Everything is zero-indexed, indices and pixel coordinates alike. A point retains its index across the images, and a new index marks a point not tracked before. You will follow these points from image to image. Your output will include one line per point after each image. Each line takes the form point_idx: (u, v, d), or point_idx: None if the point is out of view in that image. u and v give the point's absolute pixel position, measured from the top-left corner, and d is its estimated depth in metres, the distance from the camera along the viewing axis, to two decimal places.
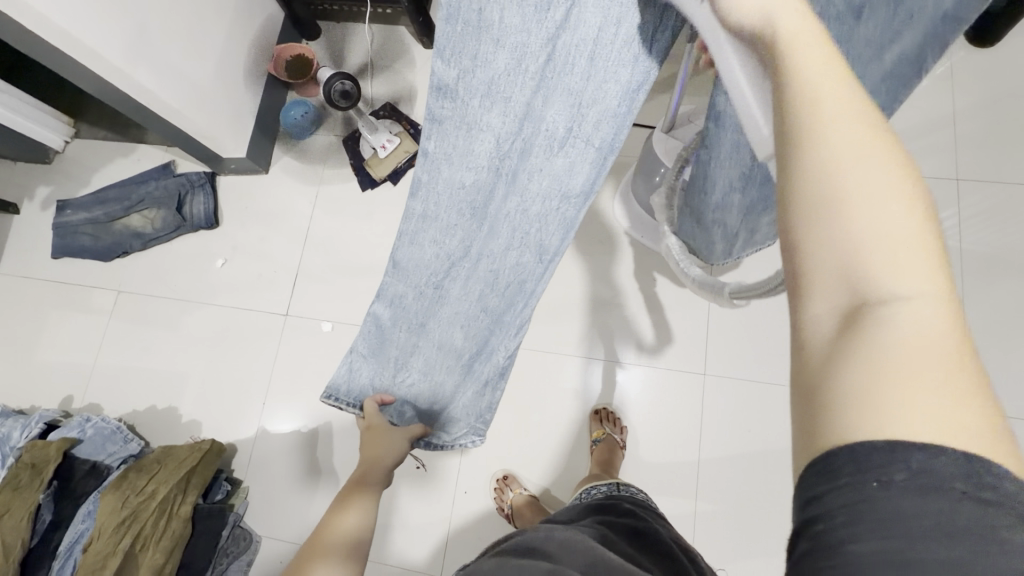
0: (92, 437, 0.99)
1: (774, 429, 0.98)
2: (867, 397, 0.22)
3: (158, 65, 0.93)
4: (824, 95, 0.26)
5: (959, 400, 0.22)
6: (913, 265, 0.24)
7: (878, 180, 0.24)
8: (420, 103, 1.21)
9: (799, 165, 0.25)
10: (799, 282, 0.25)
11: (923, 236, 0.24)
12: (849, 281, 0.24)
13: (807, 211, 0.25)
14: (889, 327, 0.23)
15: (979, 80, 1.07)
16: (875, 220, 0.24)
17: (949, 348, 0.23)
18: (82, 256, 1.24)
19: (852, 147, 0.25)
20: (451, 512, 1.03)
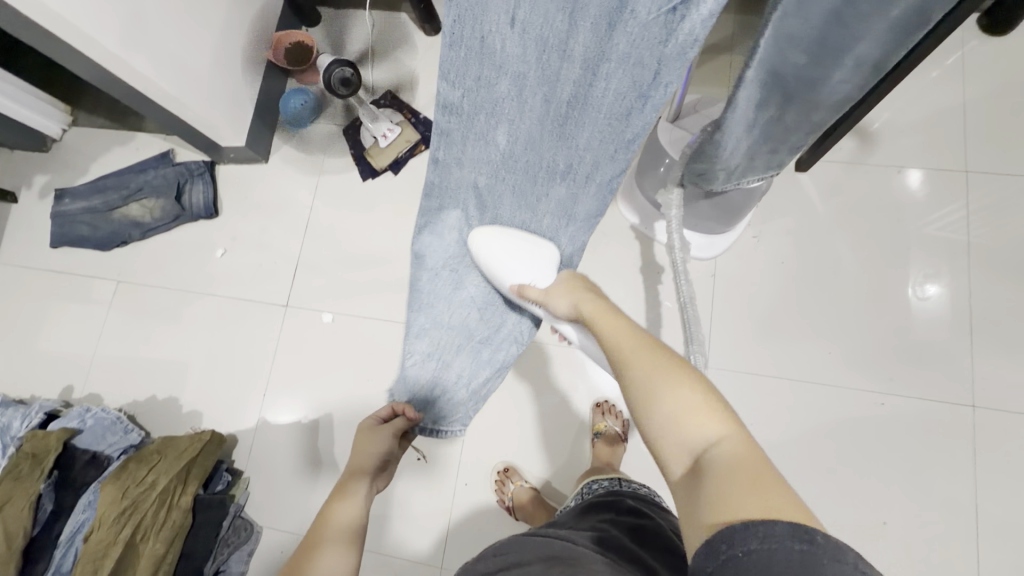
0: (92, 427, 0.99)
1: (777, 423, 0.98)
2: (710, 498, 0.39)
3: (155, 51, 0.92)
4: (623, 344, 0.56)
5: (753, 485, 0.39)
6: (706, 420, 0.45)
7: (672, 384, 0.48)
8: (421, 92, 1.20)
9: (636, 394, 0.50)
10: (663, 455, 0.47)
11: (709, 403, 0.46)
12: (682, 447, 0.45)
13: (647, 414, 0.48)
14: (711, 460, 0.42)
15: (989, 70, 1.05)
16: (677, 402, 0.47)
17: (742, 458, 0.41)
18: (81, 245, 1.23)
19: (657, 373, 0.50)
20: (452, 504, 1.03)
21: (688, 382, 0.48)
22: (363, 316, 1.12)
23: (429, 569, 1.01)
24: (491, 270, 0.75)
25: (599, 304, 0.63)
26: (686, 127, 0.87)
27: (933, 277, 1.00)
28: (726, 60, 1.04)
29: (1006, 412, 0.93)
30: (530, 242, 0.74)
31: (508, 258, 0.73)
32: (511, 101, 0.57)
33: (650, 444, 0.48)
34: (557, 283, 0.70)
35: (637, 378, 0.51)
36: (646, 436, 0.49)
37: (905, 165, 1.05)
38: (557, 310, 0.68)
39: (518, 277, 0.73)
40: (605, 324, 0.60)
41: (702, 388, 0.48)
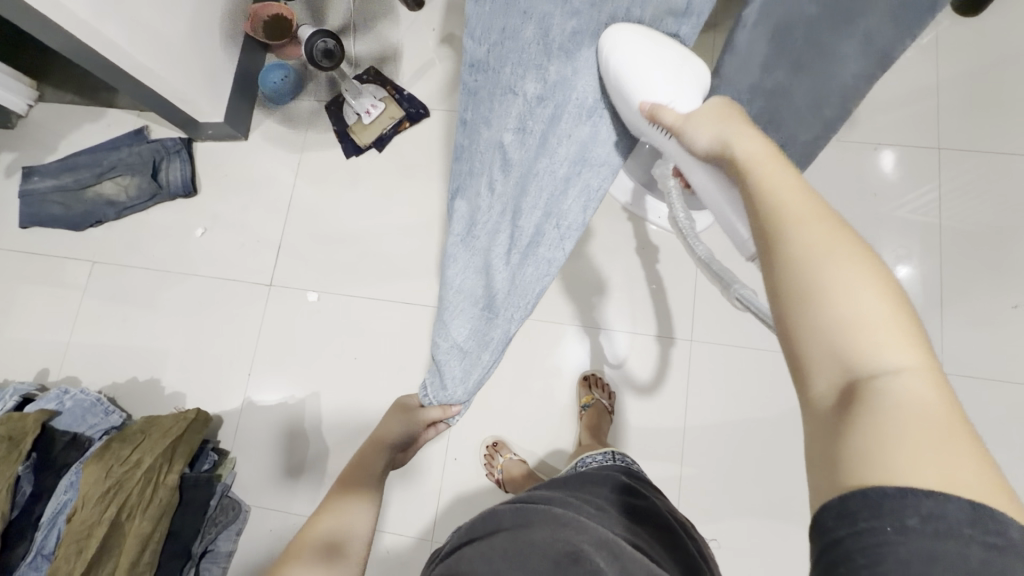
0: (71, 409, 0.98)
1: (758, 393, 1.01)
2: (872, 446, 0.29)
3: (130, 20, 0.89)
4: (782, 199, 0.38)
5: (945, 448, 0.28)
6: (896, 338, 0.31)
7: (851, 272, 0.33)
8: (404, 67, 1.18)
9: (795, 283, 0.34)
10: (802, 364, 0.34)
11: (899, 320, 0.32)
12: (848, 369, 0.32)
13: (796, 304, 0.34)
14: (886, 397, 0.30)
15: (961, 50, 1.08)
16: (859, 309, 0.32)
17: (929, 409, 0.29)
18: (53, 226, 1.19)
19: (827, 255, 0.34)
20: (442, 478, 1.04)
21: (873, 282, 0.33)
22: (349, 296, 1.12)
23: (422, 544, 1.02)
24: (626, 79, 0.56)
25: (764, 150, 0.44)
26: None
27: (905, 257, 1.03)
28: (711, 37, 1.05)
29: (973, 380, 0.98)
30: (676, 55, 0.57)
31: (656, 59, 0.55)
32: (539, 49, 0.53)
33: (794, 349, 0.34)
34: (704, 112, 0.51)
35: (793, 246, 0.35)
36: (795, 336, 0.34)
37: (882, 144, 1.07)
38: (693, 144, 0.51)
39: (659, 92, 0.56)
40: (763, 173, 0.41)
41: (893, 293, 0.33)
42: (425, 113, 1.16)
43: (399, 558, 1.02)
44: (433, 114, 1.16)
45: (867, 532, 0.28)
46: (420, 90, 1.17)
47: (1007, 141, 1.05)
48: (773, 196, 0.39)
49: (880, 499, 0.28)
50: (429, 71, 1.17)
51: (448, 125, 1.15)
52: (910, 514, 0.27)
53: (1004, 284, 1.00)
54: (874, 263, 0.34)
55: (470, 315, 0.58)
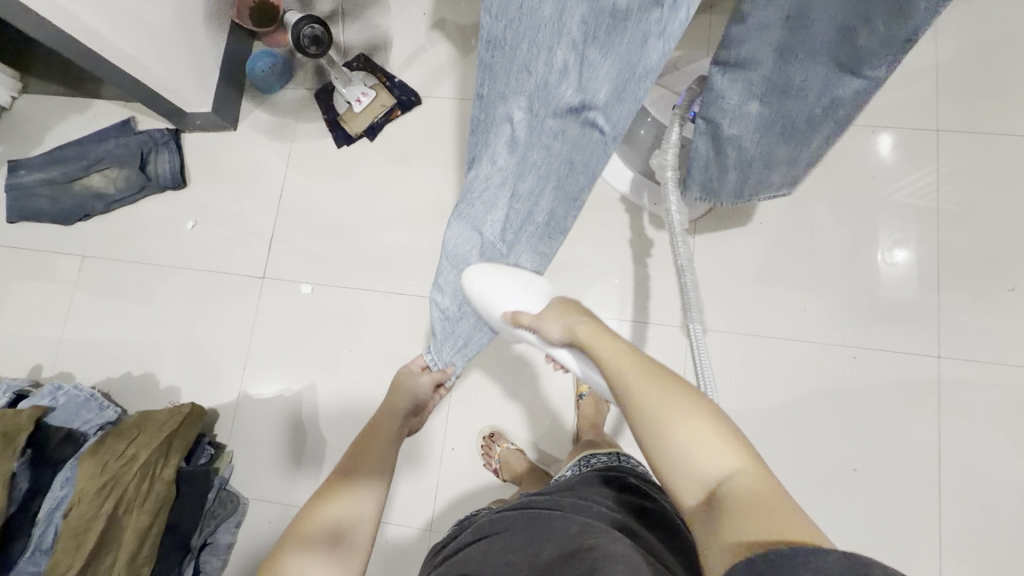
0: (65, 405, 0.98)
1: (754, 379, 1.01)
2: (735, 523, 0.37)
3: (111, 7, 0.87)
4: (625, 368, 0.49)
5: (774, 510, 0.37)
6: (719, 451, 0.42)
7: (681, 415, 0.44)
8: (395, 54, 1.16)
9: (644, 417, 0.45)
10: (675, 494, 0.43)
11: (725, 439, 0.42)
12: (703, 485, 0.41)
13: (654, 447, 0.44)
14: (727, 493, 0.39)
15: (960, 29, 1.07)
16: (687, 430, 0.43)
17: (757, 494, 0.38)
18: (40, 220, 1.17)
19: (668, 403, 0.45)
20: (440, 469, 1.04)
21: (701, 415, 0.43)
22: (343, 287, 1.11)
23: (420, 533, 1.02)
24: (484, 305, 0.65)
25: (591, 329, 0.54)
26: (666, 84, 0.90)
27: (901, 242, 1.02)
28: (707, 19, 1.03)
29: (969, 363, 0.98)
30: (520, 273, 0.67)
31: (508, 289, 0.64)
32: (553, 29, 0.48)
33: (661, 476, 0.44)
34: (550, 309, 0.59)
35: (644, 410, 0.45)
36: (653, 460, 0.45)
37: (879, 127, 1.06)
38: (550, 335, 0.58)
39: (513, 304, 0.63)
40: (604, 347, 0.51)
41: (716, 417, 0.44)
42: (416, 100, 1.14)
43: (399, 547, 1.02)
44: (425, 102, 1.14)
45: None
46: (411, 77, 1.15)
47: (1007, 122, 1.04)
48: (618, 370, 0.49)
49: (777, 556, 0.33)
50: (420, 57, 1.15)
51: (440, 113, 1.13)
52: (798, 566, 0.32)
53: (1001, 268, 1.00)
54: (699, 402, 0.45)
55: (459, 288, 0.71)
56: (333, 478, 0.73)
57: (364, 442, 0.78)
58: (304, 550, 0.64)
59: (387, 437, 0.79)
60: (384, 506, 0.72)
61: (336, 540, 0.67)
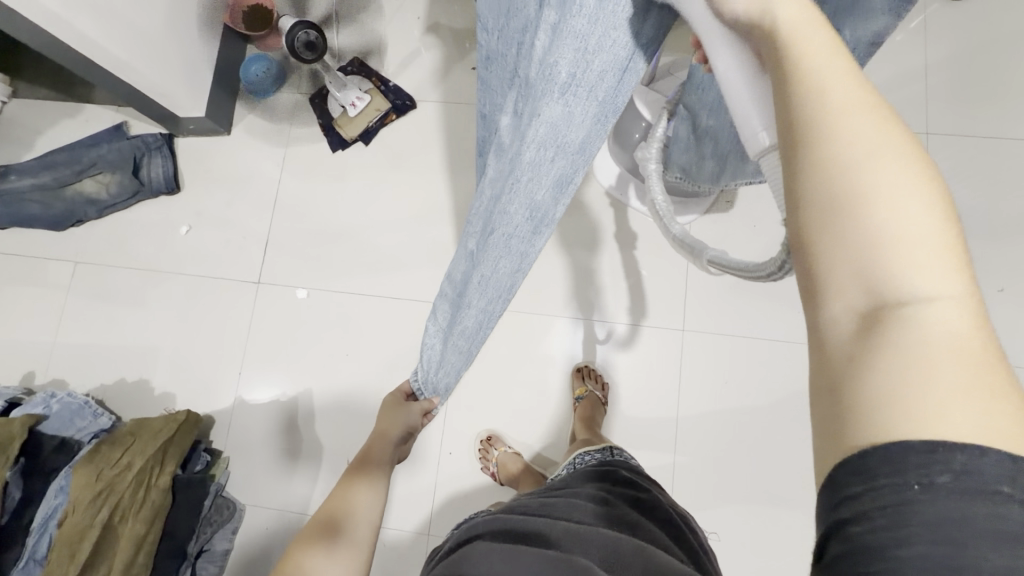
0: (58, 413, 0.96)
1: (750, 380, 1.02)
2: (913, 400, 0.22)
3: (103, 12, 0.87)
4: (833, 78, 0.25)
5: (979, 390, 0.22)
6: (935, 255, 0.23)
7: (900, 178, 0.24)
8: (390, 58, 1.16)
9: (814, 193, 0.25)
10: (817, 290, 0.25)
11: (948, 235, 0.24)
12: (877, 295, 0.24)
13: (823, 215, 0.24)
14: (919, 334, 0.23)
15: (949, 32, 1.08)
16: (903, 220, 0.23)
17: (974, 348, 0.23)
18: (32, 226, 1.16)
19: (872, 144, 0.24)
20: (438, 472, 1.04)
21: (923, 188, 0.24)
22: (339, 292, 1.11)
23: (418, 537, 1.02)
24: None
25: (827, 39, 0.26)
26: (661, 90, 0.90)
27: None
28: None
29: None
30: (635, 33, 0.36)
31: None
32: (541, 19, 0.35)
33: (800, 274, 0.26)
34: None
35: (842, 142, 0.24)
36: (800, 242, 0.25)
37: None
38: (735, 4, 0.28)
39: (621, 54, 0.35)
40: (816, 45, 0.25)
41: (939, 197, 0.24)
42: (411, 104, 1.14)
43: (397, 552, 1.02)
44: (420, 106, 1.14)
45: (885, 489, 0.22)
46: (406, 81, 1.15)
47: (997, 125, 1.05)
48: (817, 76, 0.25)
49: (904, 456, 0.22)
50: (415, 61, 1.15)
51: (435, 117, 1.13)
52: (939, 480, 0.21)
53: (990, 269, 1.01)
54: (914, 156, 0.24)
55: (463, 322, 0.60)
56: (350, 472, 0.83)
57: (367, 452, 0.85)
58: (305, 544, 0.73)
59: (377, 466, 0.84)
60: (382, 511, 0.81)
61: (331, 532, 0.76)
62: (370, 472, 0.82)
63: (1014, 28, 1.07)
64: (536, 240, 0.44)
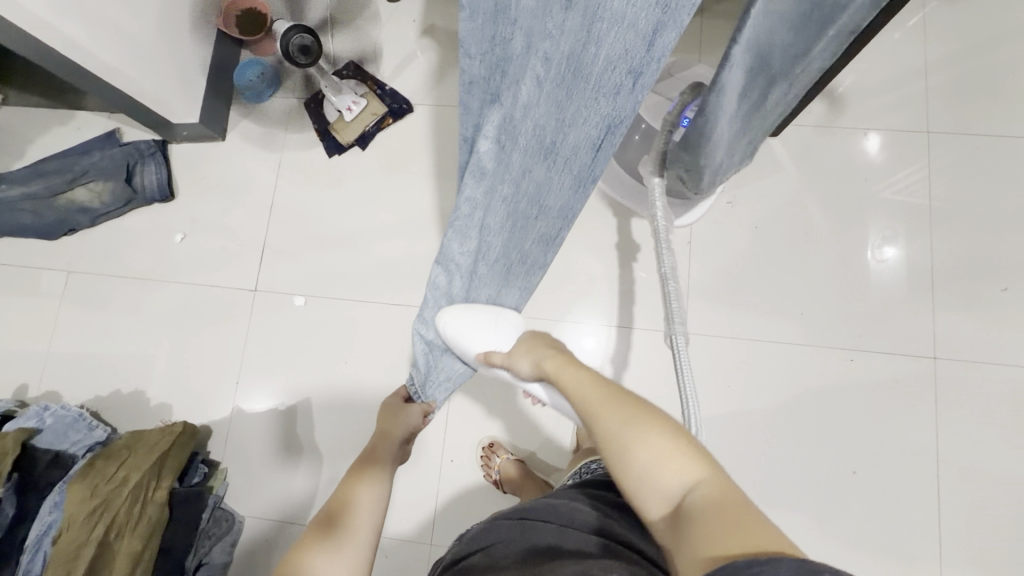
0: (53, 426, 0.95)
1: (752, 383, 1.01)
2: (698, 536, 0.40)
3: (92, 18, 0.85)
4: (584, 389, 0.57)
5: (737, 519, 0.39)
6: (676, 462, 0.46)
7: (644, 431, 0.49)
8: (386, 61, 1.14)
9: (615, 450, 0.50)
10: (642, 503, 0.47)
11: (681, 446, 0.47)
12: (668, 496, 0.45)
13: (623, 469, 0.49)
14: (692, 504, 0.43)
15: (948, 31, 1.07)
16: (650, 446, 0.48)
17: (720, 500, 0.42)
18: (24, 235, 1.14)
19: (627, 424, 0.51)
20: (439, 481, 1.03)
21: (658, 429, 0.49)
22: (337, 298, 1.09)
23: (419, 547, 1.01)
24: None
25: (564, 359, 0.62)
26: (661, 92, 0.89)
27: (891, 239, 1.03)
28: (698, 24, 1.03)
29: (964, 362, 0.98)
30: (491, 314, 0.71)
31: None
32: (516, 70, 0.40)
33: (633, 496, 0.48)
34: (519, 347, 0.69)
35: (609, 424, 0.51)
36: (627, 484, 0.48)
37: (870, 129, 1.07)
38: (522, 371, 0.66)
39: (484, 346, 0.69)
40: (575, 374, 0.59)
41: (677, 432, 0.49)
42: (408, 108, 1.12)
43: (398, 562, 1.01)
44: (417, 109, 1.13)
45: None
46: (402, 84, 1.14)
47: (999, 123, 1.04)
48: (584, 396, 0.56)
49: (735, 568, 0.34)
50: (411, 64, 1.14)
51: (432, 121, 1.12)
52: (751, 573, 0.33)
53: (993, 267, 1.00)
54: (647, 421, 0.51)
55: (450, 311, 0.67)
56: (357, 465, 0.83)
57: (374, 449, 0.85)
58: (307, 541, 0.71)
59: (382, 465, 0.83)
60: (384, 514, 0.78)
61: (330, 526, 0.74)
62: (376, 470, 0.82)
63: (1014, 24, 1.06)
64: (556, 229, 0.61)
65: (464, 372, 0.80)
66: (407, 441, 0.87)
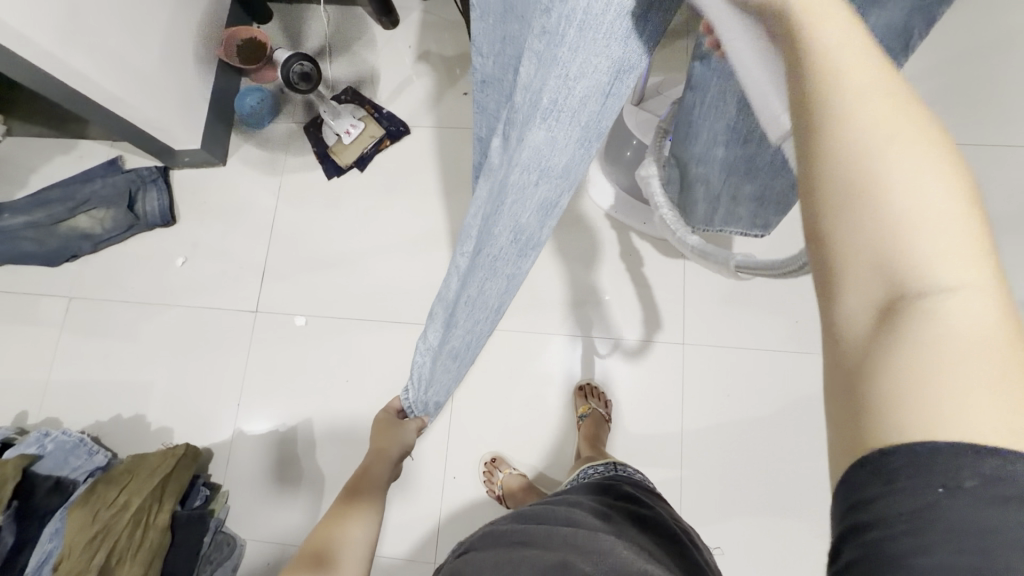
0: (53, 452, 0.95)
1: (752, 391, 1.02)
2: (940, 401, 0.20)
3: (99, 51, 0.88)
4: (846, 49, 0.21)
5: (1021, 384, 0.19)
6: (957, 247, 0.20)
7: (912, 154, 0.21)
8: (383, 86, 1.18)
9: (830, 171, 0.21)
10: (828, 277, 0.22)
11: (972, 216, 0.21)
12: (894, 283, 0.21)
13: (830, 200, 0.21)
14: (951, 330, 0.20)
15: (927, 47, 1.11)
16: (923, 197, 0.20)
17: (1011, 345, 0.20)
18: (25, 263, 1.15)
19: (896, 138, 0.21)
20: (442, 498, 1.02)
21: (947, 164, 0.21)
22: (337, 318, 1.10)
23: (422, 566, 1.00)
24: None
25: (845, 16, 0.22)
26: (650, 109, 0.92)
27: None
28: (684, 45, 1.07)
29: None
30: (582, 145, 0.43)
31: None
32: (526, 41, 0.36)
33: (816, 257, 0.23)
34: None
35: (851, 121, 0.21)
36: (815, 239, 0.22)
37: None
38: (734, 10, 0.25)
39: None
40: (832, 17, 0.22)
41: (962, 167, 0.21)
42: (405, 130, 1.15)
43: None
44: (413, 131, 1.16)
45: (903, 493, 0.20)
46: (399, 108, 1.17)
47: (981, 132, 1.08)
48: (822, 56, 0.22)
49: (936, 458, 0.19)
50: (407, 88, 1.17)
51: (428, 142, 1.15)
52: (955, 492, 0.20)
53: None
54: (928, 129, 0.21)
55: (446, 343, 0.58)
56: (345, 496, 0.82)
57: (368, 469, 0.85)
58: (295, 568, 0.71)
59: (376, 480, 0.84)
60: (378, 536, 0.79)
61: (320, 561, 0.73)
62: (368, 497, 0.82)
63: (989, 38, 1.11)
64: (521, 261, 0.47)
65: (451, 389, 0.78)
66: (400, 460, 0.87)
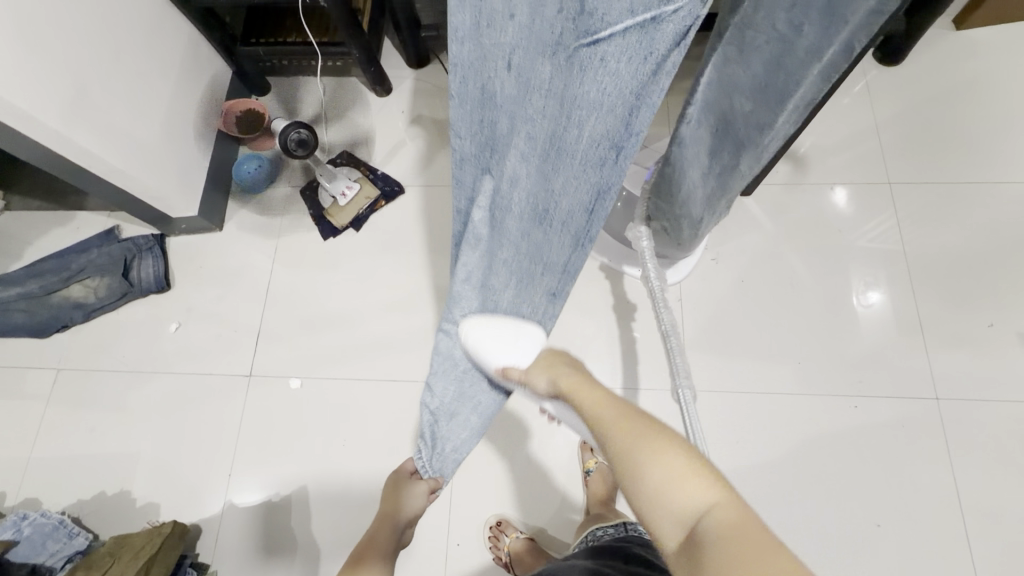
0: (30, 536, 0.89)
1: (760, 437, 0.99)
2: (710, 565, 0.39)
3: (101, 126, 0.91)
4: (600, 415, 0.56)
5: (752, 544, 0.39)
6: (693, 488, 0.45)
7: (653, 454, 0.48)
8: (377, 149, 1.22)
9: (624, 476, 0.49)
10: (654, 525, 0.46)
11: (694, 470, 0.46)
12: (676, 520, 0.44)
13: (634, 488, 0.48)
14: (704, 527, 0.42)
15: (892, 95, 1.18)
16: (661, 471, 0.47)
17: (730, 521, 0.41)
18: (15, 336, 1.13)
19: (644, 441, 0.50)
20: (445, 569, 0.96)
21: (672, 449, 0.48)
22: (333, 379, 1.08)
23: None
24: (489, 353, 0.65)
25: (579, 377, 0.61)
26: (637, 161, 0.95)
27: (874, 284, 1.06)
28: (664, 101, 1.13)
29: (965, 402, 0.98)
30: (512, 323, 0.67)
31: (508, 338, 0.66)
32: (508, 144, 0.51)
33: (643, 521, 0.47)
34: (537, 362, 0.66)
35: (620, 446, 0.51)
36: (637, 511, 0.48)
37: (835, 183, 1.14)
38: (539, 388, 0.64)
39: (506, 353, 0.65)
40: (589, 400, 0.58)
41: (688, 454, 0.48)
42: (399, 190, 1.18)
43: None
44: (407, 191, 1.18)
45: None
46: (393, 169, 1.20)
47: (955, 170, 1.12)
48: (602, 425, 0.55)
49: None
50: (401, 150, 1.21)
51: (423, 200, 1.17)
52: None
53: (974, 305, 1.03)
54: (663, 439, 0.50)
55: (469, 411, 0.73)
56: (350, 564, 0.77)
57: (373, 535, 0.81)
58: None
59: (382, 545, 0.79)
60: None
61: None
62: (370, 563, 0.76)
63: (951, 85, 1.17)
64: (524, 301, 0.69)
65: (467, 447, 0.77)
66: (407, 527, 0.83)
